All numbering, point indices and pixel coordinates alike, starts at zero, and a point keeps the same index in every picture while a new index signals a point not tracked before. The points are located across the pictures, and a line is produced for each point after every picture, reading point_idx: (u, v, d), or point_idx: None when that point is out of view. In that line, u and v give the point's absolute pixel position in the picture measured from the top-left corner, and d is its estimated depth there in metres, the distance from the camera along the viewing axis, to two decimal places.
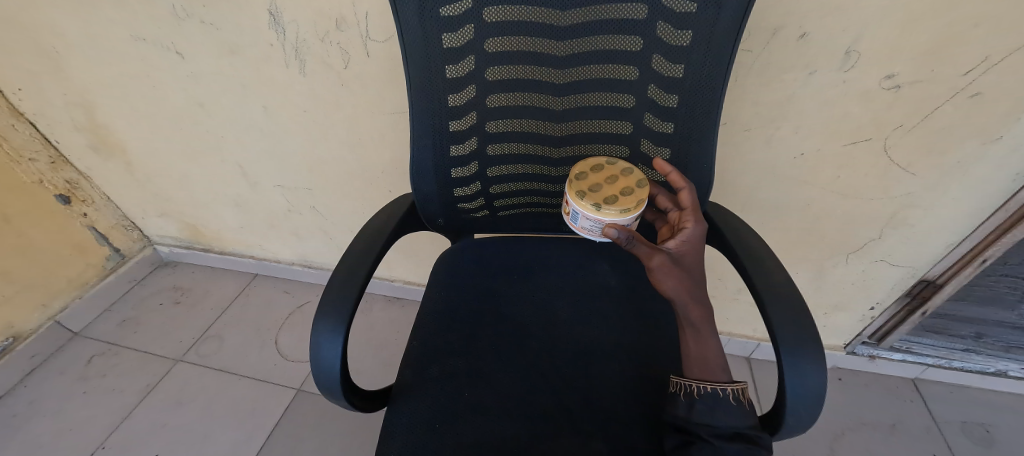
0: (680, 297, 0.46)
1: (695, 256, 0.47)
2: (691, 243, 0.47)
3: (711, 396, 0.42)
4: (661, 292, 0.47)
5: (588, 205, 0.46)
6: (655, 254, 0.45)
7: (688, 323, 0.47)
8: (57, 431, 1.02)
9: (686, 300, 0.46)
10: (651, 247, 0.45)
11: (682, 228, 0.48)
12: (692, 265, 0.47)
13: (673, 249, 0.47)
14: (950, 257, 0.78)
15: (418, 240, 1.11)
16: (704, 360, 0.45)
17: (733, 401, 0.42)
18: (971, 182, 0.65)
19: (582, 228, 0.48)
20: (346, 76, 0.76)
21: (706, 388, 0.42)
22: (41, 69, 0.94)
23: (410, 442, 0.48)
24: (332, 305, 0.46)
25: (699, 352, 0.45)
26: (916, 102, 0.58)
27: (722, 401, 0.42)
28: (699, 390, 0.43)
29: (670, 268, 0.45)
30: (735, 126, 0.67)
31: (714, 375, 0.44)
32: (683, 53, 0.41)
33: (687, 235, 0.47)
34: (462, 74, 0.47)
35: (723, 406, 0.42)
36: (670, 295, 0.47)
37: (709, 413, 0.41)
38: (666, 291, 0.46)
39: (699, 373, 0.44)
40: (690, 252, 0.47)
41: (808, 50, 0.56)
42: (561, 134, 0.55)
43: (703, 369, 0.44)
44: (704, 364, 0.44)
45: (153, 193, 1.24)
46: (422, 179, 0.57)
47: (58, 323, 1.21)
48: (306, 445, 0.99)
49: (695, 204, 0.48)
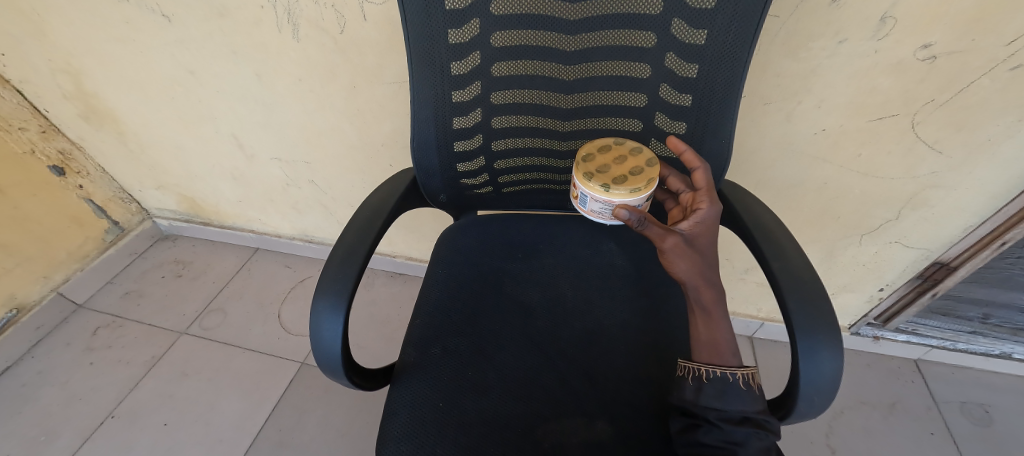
0: (692, 280, 0.44)
1: (710, 239, 0.45)
2: (705, 225, 0.45)
3: (720, 380, 0.41)
4: (673, 274, 0.45)
5: (596, 187, 0.43)
6: (668, 235, 0.42)
7: (698, 307, 0.45)
8: (67, 400, 1.04)
9: (697, 283, 0.44)
10: (665, 228, 0.43)
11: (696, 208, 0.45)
12: (705, 248, 0.44)
13: (687, 230, 0.44)
14: (968, 239, 0.76)
15: (420, 216, 1.09)
16: (713, 345, 0.43)
17: (742, 385, 0.40)
18: (1000, 162, 0.62)
19: (591, 210, 0.46)
20: (342, 42, 0.72)
21: (714, 373, 0.41)
22: (22, 33, 0.90)
23: (413, 422, 0.47)
24: (330, 284, 0.44)
25: (709, 337, 0.44)
26: (951, 74, 0.54)
27: (731, 385, 0.40)
28: (707, 374, 0.41)
29: (683, 250, 0.43)
30: (754, 100, 0.63)
31: (724, 360, 0.42)
32: (707, 17, 0.38)
33: (701, 216, 0.44)
34: (465, 40, 0.43)
35: (733, 390, 0.40)
36: (681, 278, 0.45)
37: (718, 397, 0.40)
38: (679, 274, 0.44)
39: (708, 358, 0.43)
40: (704, 234, 0.44)
41: (839, 16, 0.52)
42: (571, 107, 0.51)
43: (713, 354, 0.43)
44: (713, 349, 0.43)
45: (149, 165, 1.22)
46: (423, 153, 0.54)
47: (61, 295, 1.21)
48: (311, 417, 1.00)
49: (710, 184, 0.45)
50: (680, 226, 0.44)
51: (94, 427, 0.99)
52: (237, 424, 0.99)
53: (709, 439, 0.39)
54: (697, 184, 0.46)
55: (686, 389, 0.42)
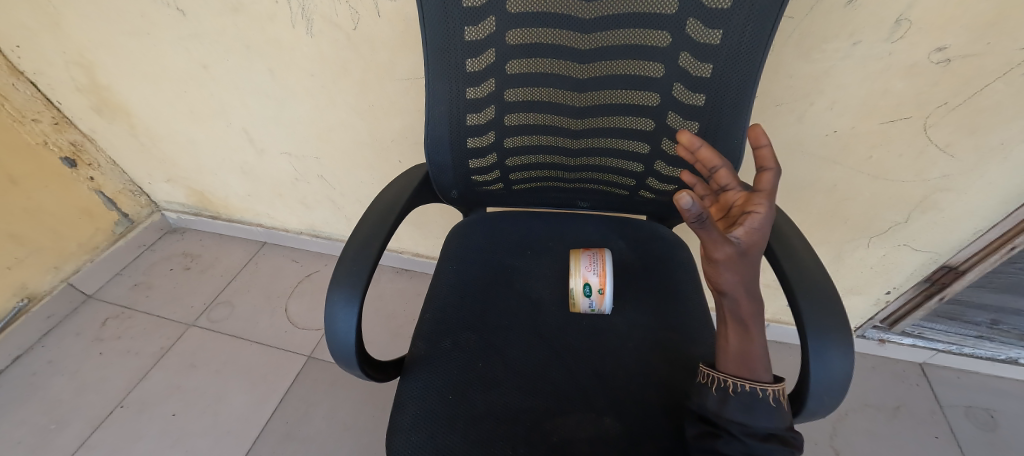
0: (735, 292, 0.42)
1: (761, 248, 0.40)
2: (760, 233, 0.40)
3: (748, 394, 0.40)
4: (715, 284, 0.43)
5: None
6: (723, 245, 0.38)
7: (737, 320, 0.43)
8: (77, 389, 1.05)
9: (738, 293, 0.42)
10: (720, 238, 0.38)
11: (751, 211, 0.39)
12: (753, 257, 0.41)
13: (740, 239, 0.39)
14: (977, 243, 0.75)
15: (429, 213, 1.10)
16: (745, 357, 0.42)
17: (772, 401, 0.40)
18: (1013, 165, 0.62)
19: None
20: (355, 38, 0.73)
21: (742, 387, 0.40)
22: (39, 26, 0.91)
23: (422, 414, 0.48)
24: (346, 274, 0.45)
25: (742, 349, 0.43)
26: (965, 77, 0.54)
27: (760, 400, 0.40)
28: (735, 387, 0.41)
29: (733, 262, 0.40)
30: (766, 100, 0.63)
31: (754, 374, 0.42)
32: (723, 17, 0.38)
33: (756, 223, 0.39)
34: (481, 37, 0.44)
35: (761, 405, 0.40)
36: (723, 288, 0.42)
37: (745, 411, 0.40)
38: (723, 285, 0.42)
39: (737, 370, 0.42)
40: (756, 243, 0.40)
41: (852, 18, 0.52)
42: (583, 105, 0.52)
43: (744, 367, 0.42)
44: (745, 361, 0.42)
45: (158, 158, 1.23)
46: (436, 148, 0.55)
47: (71, 285, 1.22)
48: (317, 410, 1.01)
49: (774, 187, 0.39)
50: (734, 233, 0.39)
51: (103, 416, 1.00)
52: (244, 415, 1.00)
53: (729, 449, 0.39)
54: (758, 185, 0.40)
55: (710, 399, 0.42)
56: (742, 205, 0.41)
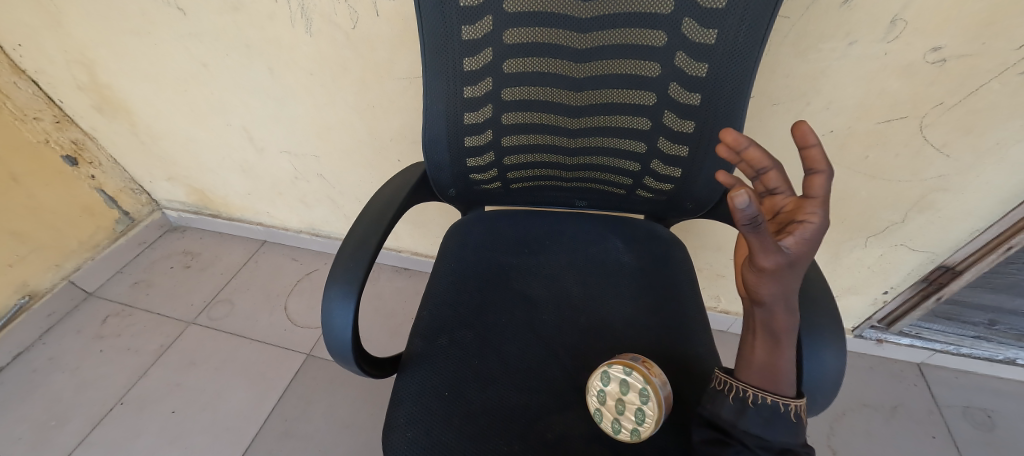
0: (775, 303, 0.38)
1: (810, 260, 0.36)
2: (811, 243, 0.35)
3: (769, 407, 0.38)
4: (754, 293, 0.38)
5: None
6: (773, 255, 0.34)
7: (768, 332, 0.39)
8: (77, 386, 1.06)
9: (777, 306, 0.38)
10: (770, 246, 0.33)
11: (803, 221, 0.34)
12: (800, 268, 0.36)
13: (790, 248, 0.34)
14: (974, 243, 0.75)
15: (427, 212, 1.10)
16: (771, 371, 0.39)
17: (792, 417, 0.38)
18: (1009, 165, 0.62)
19: None
20: (354, 37, 0.73)
21: (763, 400, 0.38)
22: (40, 25, 0.92)
23: (418, 410, 0.48)
24: (343, 271, 0.45)
25: (769, 363, 0.39)
26: (961, 77, 0.54)
27: (781, 415, 0.38)
28: (754, 398, 0.39)
29: (780, 272, 0.35)
30: (763, 100, 0.64)
31: (778, 388, 0.39)
32: (718, 17, 0.39)
33: (809, 232, 0.34)
34: (478, 37, 0.44)
35: (780, 420, 0.38)
36: (762, 298, 0.38)
37: (762, 424, 0.38)
38: (763, 294, 0.37)
39: (759, 382, 0.39)
40: (806, 253, 0.35)
41: (849, 17, 0.52)
42: (579, 104, 0.52)
43: (769, 381, 0.39)
44: (770, 376, 0.39)
45: (159, 156, 1.23)
46: (434, 146, 0.55)
47: (72, 283, 1.23)
48: (316, 408, 1.01)
49: (827, 193, 0.35)
50: (783, 241, 0.34)
51: (104, 413, 1.01)
52: (243, 413, 1.01)
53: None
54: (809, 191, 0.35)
55: (726, 407, 0.40)
56: (792, 212, 0.36)
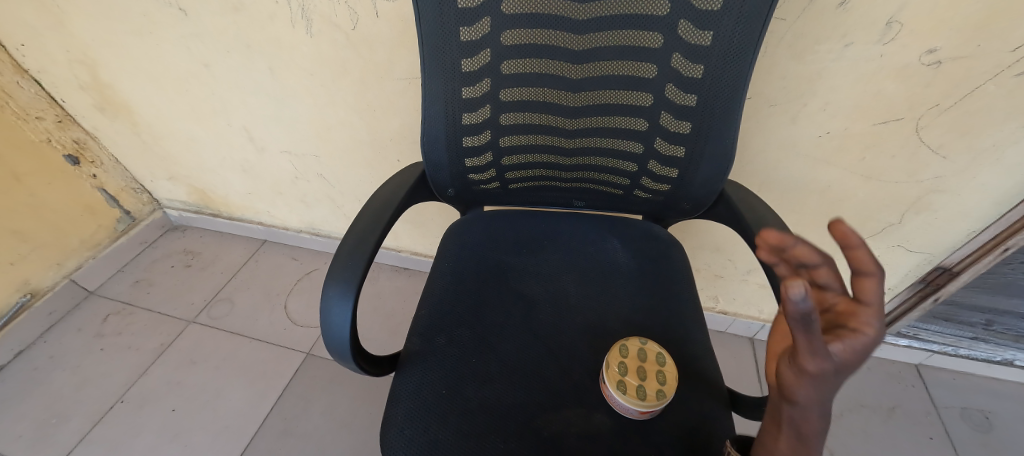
0: (808, 411, 0.31)
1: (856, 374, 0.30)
2: (862, 356, 0.28)
3: None
4: (783, 388, 0.32)
5: None
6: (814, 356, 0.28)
7: (791, 437, 0.33)
8: (77, 384, 1.06)
9: (806, 416, 0.31)
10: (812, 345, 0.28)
11: (857, 328, 0.28)
12: (844, 381, 0.30)
13: (838, 355, 0.28)
14: (972, 244, 0.76)
15: (427, 211, 1.10)
16: None
17: None
18: (1005, 166, 0.62)
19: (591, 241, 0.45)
20: (354, 38, 0.73)
21: None
22: (42, 25, 0.92)
23: (416, 408, 0.49)
24: (341, 270, 0.45)
25: None
26: (957, 79, 0.55)
27: None
28: None
29: (818, 379, 0.29)
30: (760, 101, 0.64)
31: None
32: (713, 19, 0.39)
33: (860, 343, 0.28)
34: (476, 38, 0.45)
35: None
36: (794, 402, 0.31)
37: None
38: (795, 398, 0.31)
39: None
40: (853, 367, 0.29)
41: (845, 19, 0.52)
42: (577, 105, 0.52)
43: None
44: None
45: (160, 156, 1.24)
46: (432, 146, 0.56)
47: (73, 282, 1.23)
48: (315, 406, 1.02)
49: (882, 301, 0.29)
50: (830, 345, 0.28)
51: (104, 411, 1.01)
52: (243, 412, 1.01)
53: None
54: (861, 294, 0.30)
55: None
56: (843, 314, 0.30)
